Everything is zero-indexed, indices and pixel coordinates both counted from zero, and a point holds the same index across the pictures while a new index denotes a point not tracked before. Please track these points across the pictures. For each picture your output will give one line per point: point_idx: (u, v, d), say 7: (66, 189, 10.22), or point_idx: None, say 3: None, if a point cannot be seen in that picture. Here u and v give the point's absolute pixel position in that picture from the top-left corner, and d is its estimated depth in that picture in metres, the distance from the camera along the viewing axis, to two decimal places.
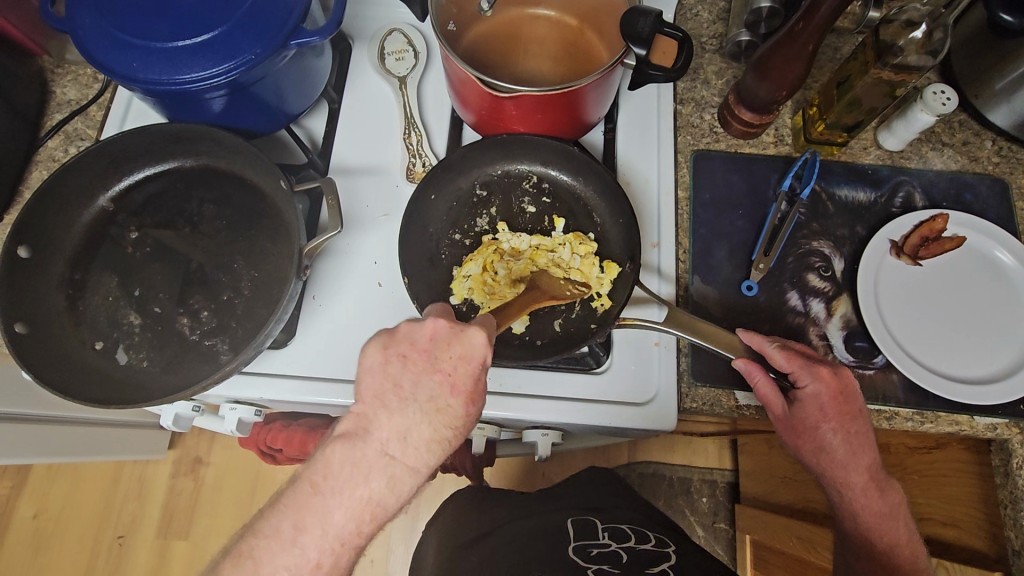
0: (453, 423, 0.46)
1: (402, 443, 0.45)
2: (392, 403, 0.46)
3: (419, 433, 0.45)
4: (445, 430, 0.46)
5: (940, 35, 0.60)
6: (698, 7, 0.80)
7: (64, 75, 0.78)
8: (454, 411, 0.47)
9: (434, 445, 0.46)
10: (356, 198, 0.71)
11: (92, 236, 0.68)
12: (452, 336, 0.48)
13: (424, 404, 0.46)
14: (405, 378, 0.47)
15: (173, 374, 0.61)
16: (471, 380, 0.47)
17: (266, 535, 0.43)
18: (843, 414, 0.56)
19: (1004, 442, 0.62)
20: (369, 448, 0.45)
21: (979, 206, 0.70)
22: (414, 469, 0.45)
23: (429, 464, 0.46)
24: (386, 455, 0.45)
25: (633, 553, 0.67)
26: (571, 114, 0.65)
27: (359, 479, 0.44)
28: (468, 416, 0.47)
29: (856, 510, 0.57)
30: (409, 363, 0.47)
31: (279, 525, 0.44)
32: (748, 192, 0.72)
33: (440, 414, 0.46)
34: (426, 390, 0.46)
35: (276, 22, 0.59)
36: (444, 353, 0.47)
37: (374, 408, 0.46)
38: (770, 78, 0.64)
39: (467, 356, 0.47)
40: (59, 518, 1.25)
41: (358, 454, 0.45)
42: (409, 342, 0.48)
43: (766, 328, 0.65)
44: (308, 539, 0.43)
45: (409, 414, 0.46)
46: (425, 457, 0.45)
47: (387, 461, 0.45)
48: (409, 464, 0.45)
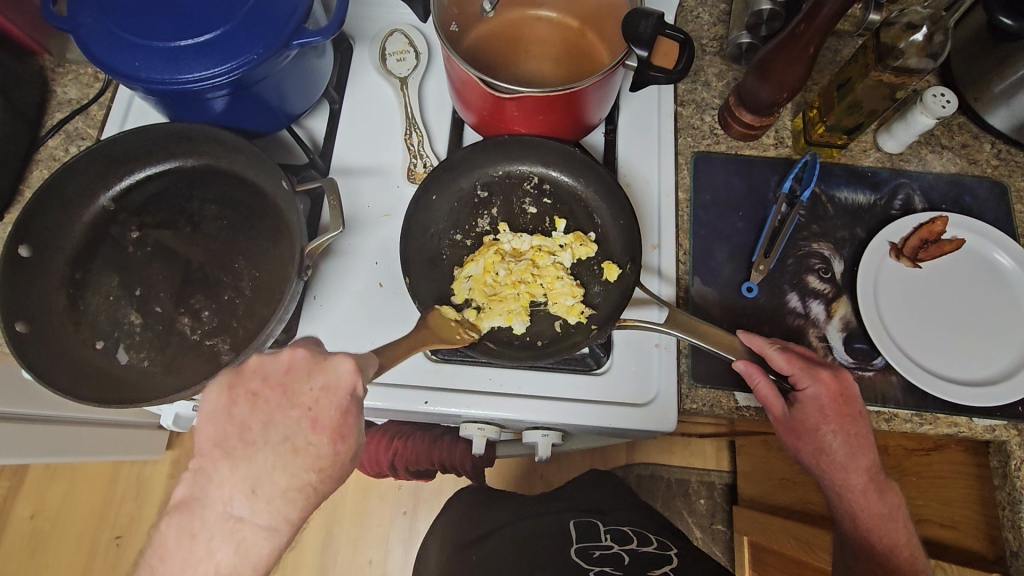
0: (314, 463, 0.45)
1: (249, 498, 0.42)
2: (237, 452, 0.43)
3: (271, 483, 0.43)
4: (303, 472, 0.44)
5: (941, 38, 0.60)
6: (699, 10, 0.81)
7: (65, 75, 0.78)
8: (318, 449, 0.45)
9: (292, 494, 0.43)
10: (357, 199, 0.71)
11: (92, 236, 0.68)
12: (313, 368, 0.47)
13: (279, 444, 0.44)
14: (255, 420, 0.45)
15: (174, 374, 0.61)
16: (333, 413, 0.46)
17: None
18: (843, 416, 0.56)
19: (1003, 444, 0.62)
20: (210, 511, 0.42)
21: (978, 209, 0.71)
22: (270, 527, 0.42)
23: (287, 518, 0.43)
24: (231, 516, 0.42)
25: (634, 555, 0.67)
26: (573, 115, 0.65)
27: (200, 554, 0.41)
28: (334, 454, 0.46)
29: (856, 512, 0.57)
30: (259, 403, 0.45)
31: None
32: (748, 194, 0.72)
33: (298, 454, 0.44)
34: (280, 428, 0.45)
35: (279, 23, 0.59)
36: (302, 387, 0.46)
37: (215, 459, 0.43)
38: (771, 81, 0.64)
39: (330, 388, 0.46)
40: (56, 518, 1.25)
41: (197, 523, 0.42)
42: (260, 380, 0.46)
43: (767, 330, 0.65)
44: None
45: (260, 458, 0.44)
46: (282, 509, 0.43)
47: (233, 523, 0.42)
48: (262, 522, 0.42)
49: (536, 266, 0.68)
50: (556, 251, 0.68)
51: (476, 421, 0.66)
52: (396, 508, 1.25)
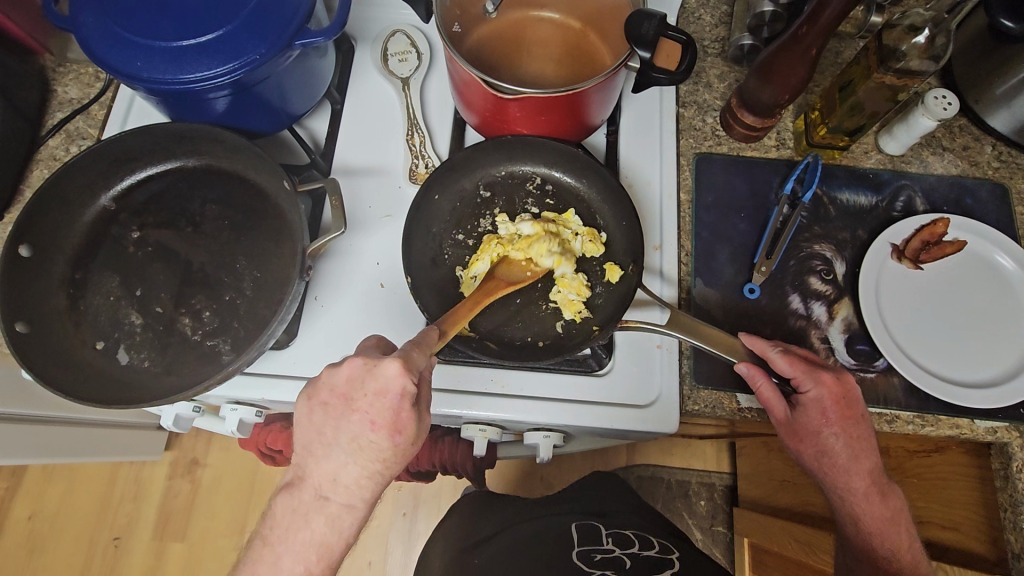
0: (378, 455, 0.48)
1: (332, 484, 0.48)
2: (317, 450, 0.49)
3: (347, 473, 0.48)
4: (372, 463, 0.48)
5: (942, 41, 0.60)
6: (701, 11, 0.81)
7: (66, 74, 0.78)
8: (377, 445, 0.48)
9: (363, 482, 0.49)
10: (359, 199, 0.71)
11: (93, 236, 0.67)
12: (366, 375, 0.48)
13: (346, 443, 0.48)
14: (327, 425, 0.49)
15: (175, 375, 0.61)
16: (388, 413, 0.48)
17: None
18: (845, 419, 0.56)
19: (1004, 445, 0.62)
20: (305, 492, 0.49)
21: (979, 211, 0.71)
22: (349, 505, 0.49)
23: (363, 498, 0.49)
24: (320, 497, 0.48)
25: (636, 558, 0.66)
26: (576, 116, 0.65)
27: (302, 521, 0.48)
28: (394, 445, 0.48)
29: (858, 515, 0.57)
30: (330, 410, 0.49)
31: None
32: (751, 195, 0.72)
33: (362, 450, 0.48)
34: (347, 430, 0.48)
35: (281, 22, 0.59)
36: (359, 393, 0.48)
37: (302, 457, 0.50)
38: (773, 83, 0.64)
39: (382, 391, 0.47)
40: (53, 519, 1.24)
41: (297, 500, 0.49)
42: (328, 389, 0.49)
43: (769, 331, 0.65)
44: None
45: (335, 456, 0.48)
46: (357, 492, 0.49)
47: (322, 502, 0.48)
48: (343, 501, 0.48)
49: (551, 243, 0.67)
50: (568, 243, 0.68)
51: (478, 422, 0.66)
52: (396, 509, 1.25)
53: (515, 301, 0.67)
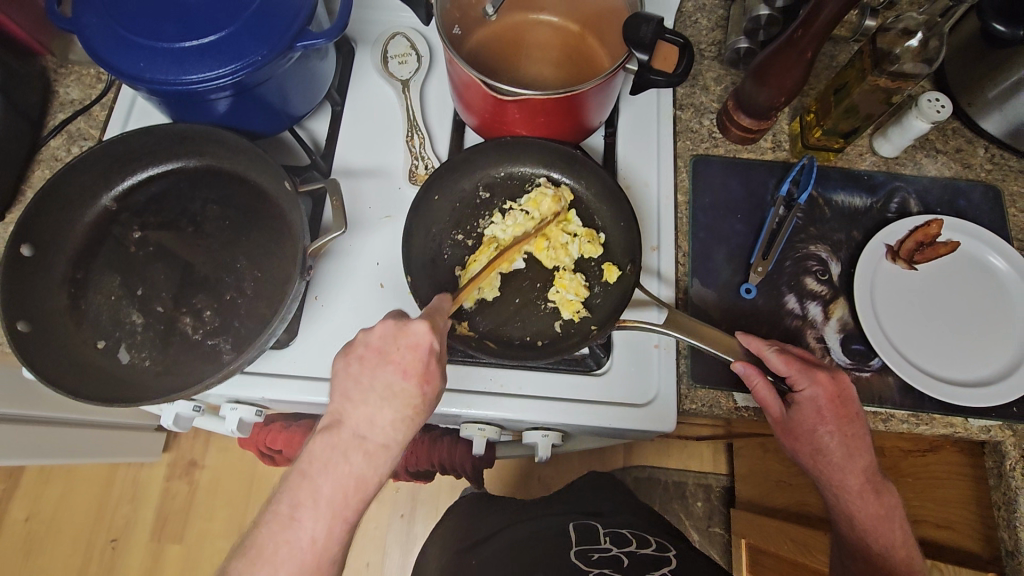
0: (409, 402, 0.50)
1: (369, 426, 0.49)
2: (354, 395, 0.50)
3: (383, 417, 0.49)
4: (403, 409, 0.50)
5: (936, 44, 0.61)
6: (698, 15, 0.81)
7: (67, 75, 0.78)
8: (409, 393, 0.50)
9: (398, 424, 0.50)
10: (359, 199, 0.72)
11: (95, 236, 0.68)
12: (397, 332, 0.51)
13: (381, 391, 0.49)
14: (363, 374, 0.50)
15: (175, 374, 0.61)
16: (418, 364, 0.50)
17: (267, 522, 0.47)
18: (840, 418, 0.56)
19: (998, 444, 0.63)
20: (344, 432, 0.49)
21: (972, 213, 0.72)
22: (386, 445, 0.49)
23: (398, 440, 0.50)
24: (357, 437, 0.49)
25: (633, 557, 0.67)
26: (574, 118, 0.66)
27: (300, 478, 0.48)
28: (422, 394, 0.50)
29: (853, 513, 0.58)
30: (365, 362, 0.51)
31: (277, 507, 0.48)
32: (747, 197, 0.72)
33: (397, 397, 0.49)
34: (382, 378, 0.50)
35: (283, 24, 0.59)
36: (393, 347, 0.51)
37: (341, 405, 0.50)
38: (769, 85, 0.65)
39: (414, 346, 0.50)
40: (51, 520, 1.24)
41: (336, 439, 0.49)
42: (364, 345, 0.51)
43: (765, 331, 0.66)
44: (305, 514, 0.47)
45: (371, 402, 0.49)
46: (393, 434, 0.49)
47: (359, 442, 0.49)
48: (379, 441, 0.49)
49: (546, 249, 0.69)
50: (567, 242, 0.69)
51: (477, 421, 0.66)
52: (393, 511, 1.25)
53: (514, 301, 0.68)
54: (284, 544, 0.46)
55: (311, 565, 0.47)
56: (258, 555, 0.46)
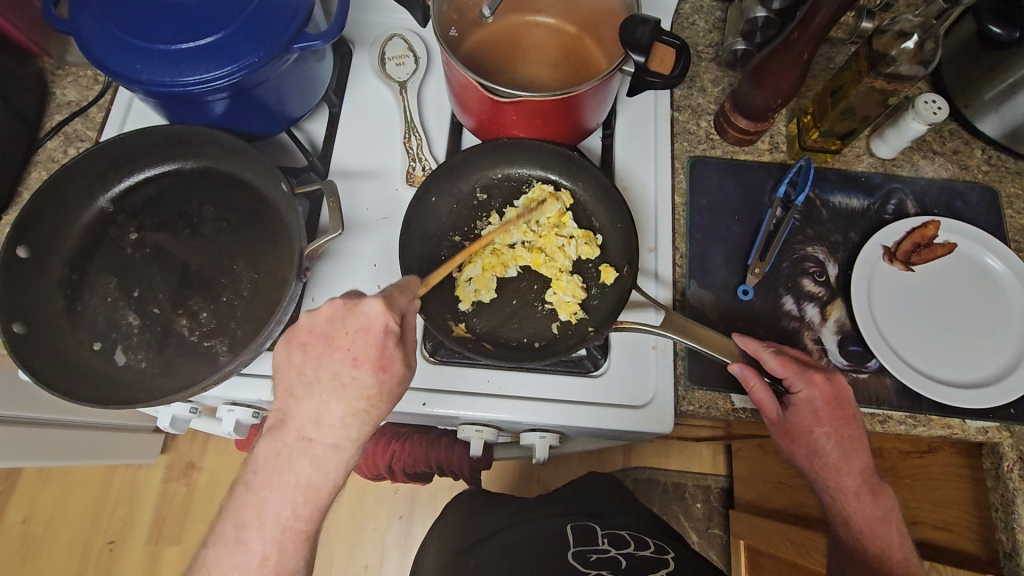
0: (362, 392, 0.48)
1: (316, 425, 0.47)
2: (300, 389, 0.48)
3: (331, 412, 0.47)
4: (356, 401, 0.48)
5: (931, 46, 0.61)
6: (695, 16, 0.82)
7: (65, 77, 0.78)
8: (361, 381, 0.48)
9: (348, 420, 0.48)
10: (356, 201, 0.72)
11: (92, 237, 0.68)
12: (346, 314, 0.49)
13: (331, 382, 0.48)
14: (307, 364, 0.48)
15: (171, 376, 0.61)
16: (371, 350, 0.48)
17: (215, 544, 0.47)
18: (836, 419, 0.56)
19: (995, 445, 0.63)
20: (288, 435, 0.47)
21: (969, 214, 0.72)
22: (334, 445, 0.47)
23: (349, 438, 0.48)
24: (303, 438, 0.47)
25: (632, 559, 0.67)
26: (571, 119, 0.66)
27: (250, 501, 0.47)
28: (379, 383, 0.48)
29: (850, 514, 0.58)
30: (310, 350, 0.49)
31: (223, 529, 0.47)
32: (744, 199, 0.72)
33: (346, 388, 0.48)
34: (330, 368, 0.48)
35: (280, 26, 0.59)
36: (340, 332, 0.48)
37: (285, 401, 0.48)
38: (766, 87, 0.65)
39: (364, 329, 0.48)
40: (49, 522, 1.24)
41: (279, 444, 0.47)
42: (308, 330, 0.49)
43: (762, 333, 0.66)
44: (251, 534, 0.46)
45: (318, 396, 0.48)
46: (343, 431, 0.48)
47: (307, 444, 0.47)
48: (328, 441, 0.47)
49: (545, 248, 0.69)
50: (564, 244, 0.69)
51: (474, 423, 0.66)
52: (392, 513, 1.25)
53: (511, 302, 0.68)
54: (234, 568, 0.45)
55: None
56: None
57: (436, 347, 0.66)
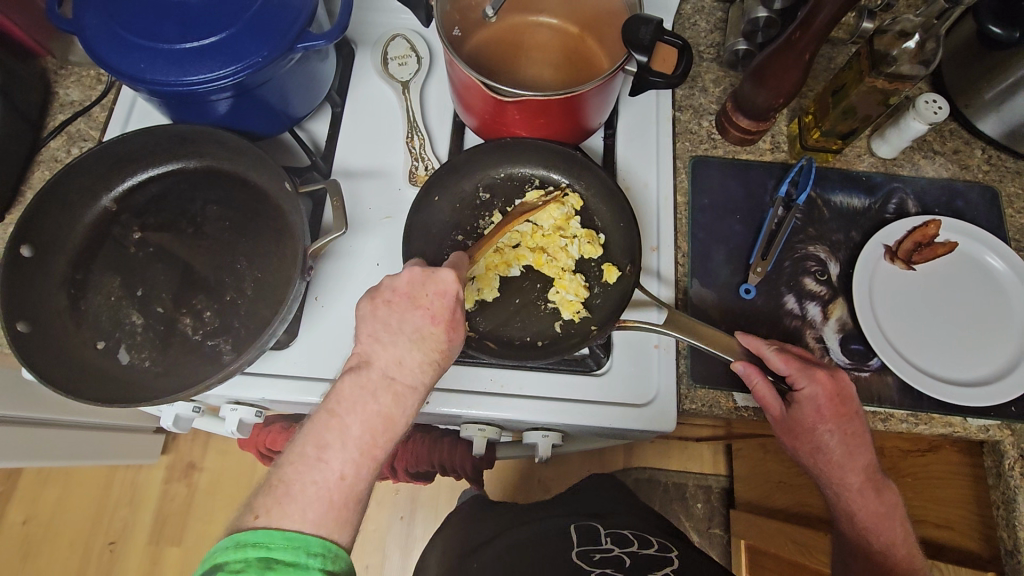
0: (437, 347, 0.52)
1: (399, 366, 0.50)
2: (383, 337, 0.51)
3: (412, 358, 0.50)
4: (432, 352, 0.51)
5: (933, 46, 0.61)
6: (696, 17, 0.82)
7: (67, 77, 0.78)
8: (437, 337, 0.52)
9: (426, 367, 0.51)
10: (359, 201, 0.72)
11: (96, 236, 0.68)
12: (425, 279, 0.52)
13: (411, 334, 0.51)
14: (392, 317, 0.52)
15: (175, 375, 0.61)
16: (447, 311, 0.52)
17: (290, 462, 0.45)
18: (840, 416, 0.57)
19: (996, 443, 0.63)
20: (374, 372, 0.49)
21: (970, 213, 0.72)
22: (413, 386, 0.50)
23: (425, 383, 0.51)
24: (386, 377, 0.49)
25: (635, 557, 0.67)
26: (574, 119, 0.66)
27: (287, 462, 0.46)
28: (450, 340, 0.52)
29: (854, 511, 0.58)
30: (394, 306, 0.52)
31: (302, 449, 0.45)
32: (746, 197, 0.73)
33: (425, 340, 0.51)
34: (411, 322, 0.52)
35: (284, 26, 0.60)
36: (420, 293, 0.52)
37: (368, 346, 0.51)
38: (768, 86, 0.65)
39: (441, 294, 0.52)
40: (49, 523, 1.24)
41: (364, 379, 0.49)
42: (391, 290, 0.53)
43: (764, 332, 0.66)
44: (333, 453, 0.45)
45: (400, 345, 0.51)
46: (420, 375, 0.50)
47: (390, 382, 0.49)
48: (407, 381, 0.50)
49: (547, 248, 0.70)
50: (568, 244, 0.69)
51: (477, 422, 0.66)
52: (393, 513, 1.25)
53: (514, 301, 0.68)
54: (312, 483, 0.43)
55: (338, 505, 0.44)
56: (285, 493, 0.43)
57: None
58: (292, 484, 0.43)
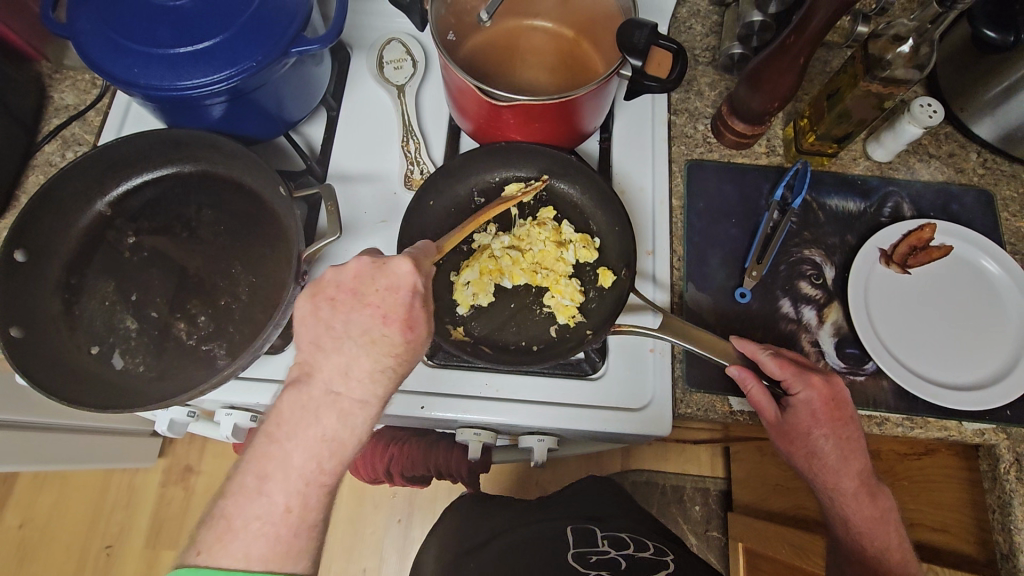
0: (390, 350, 0.48)
1: (345, 377, 0.47)
2: (327, 344, 0.48)
3: (359, 366, 0.48)
4: (385, 357, 0.48)
5: (926, 50, 0.60)
6: (692, 20, 0.82)
7: (62, 81, 0.78)
8: (390, 339, 0.49)
9: (377, 376, 0.48)
10: (354, 205, 0.72)
11: (90, 240, 0.68)
12: (376, 272, 0.49)
13: (359, 338, 0.48)
14: (336, 319, 0.49)
15: (170, 380, 0.61)
16: (400, 309, 0.49)
17: (233, 494, 0.45)
18: (835, 421, 0.57)
19: (992, 447, 0.63)
20: (315, 388, 0.47)
21: (966, 217, 0.72)
22: (362, 401, 0.47)
23: (377, 395, 0.48)
24: (331, 392, 0.47)
25: (632, 560, 0.67)
26: (569, 123, 0.66)
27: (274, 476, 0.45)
28: (406, 342, 0.49)
29: (848, 516, 0.58)
30: (338, 305, 0.49)
31: (242, 480, 0.45)
32: (741, 201, 0.73)
33: (375, 344, 0.48)
34: (359, 324, 0.49)
35: (278, 30, 0.60)
36: (370, 289, 0.49)
37: (313, 353, 0.48)
38: (763, 90, 0.65)
39: (394, 288, 0.49)
40: (45, 527, 1.23)
41: (306, 398, 0.47)
42: (335, 287, 0.50)
43: (760, 336, 0.66)
44: (274, 485, 0.44)
45: (348, 350, 0.48)
46: (370, 387, 0.48)
47: (334, 397, 0.47)
48: (355, 396, 0.47)
49: (543, 254, 0.69)
50: (563, 249, 0.69)
51: (472, 426, 0.65)
52: (391, 516, 1.25)
53: (509, 305, 0.68)
54: (255, 519, 0.43)
55: (286, 538, 0.44)
56: (228, 528, 0.43)
57: (434, 351, 0.66)
58: (233, 520, 0.43)
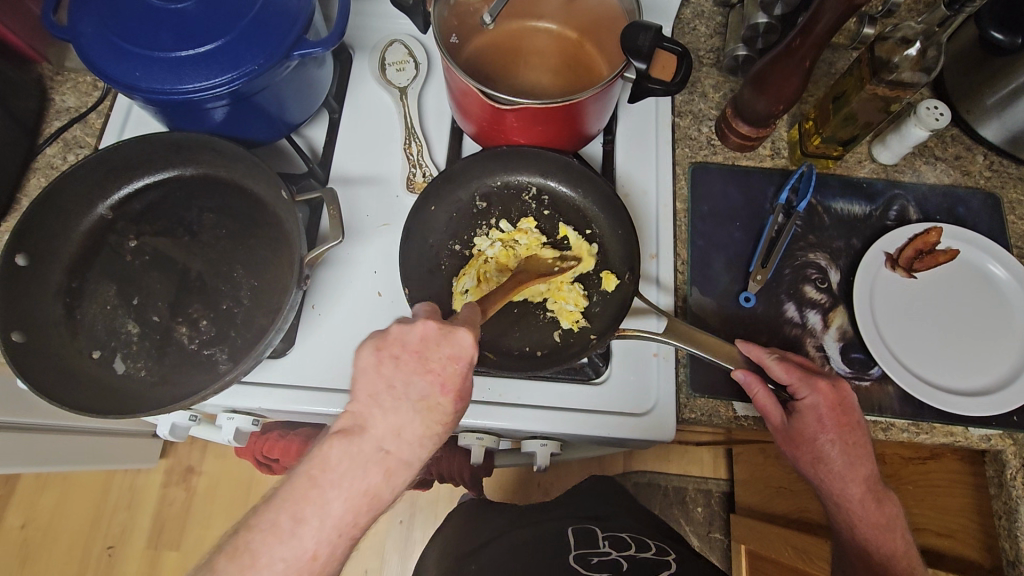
0: (441, 418, 0.48)
1: (392, 437, 0.47)
2: (385, 403, 0.47)
3: (411, 430, 0.47)
4: (434, 425, 0.48)
5: (934, 53, 0.60)
6: (696, 21, 0.81)
7: (63, 83, 0.78)
8: (443, 408, 0.48)
9: (425, 441, 0.48)
10: (356, 208, 0.72)
11: (91, 245, 0.67)
12: (441, 338, 0.49)
13: (416, 402, 0.48)
14: (398, 379, 0.48)
15: (171, 385, 0.61)
16: (457, 379, 0.49)
17: (261, 530, 0.44)
18: (841, 426, 0.56)
19: (998, 453, 0.63)
20: (365, 442, 0.46)
21: (972, 220, 0.72)
22: (407, 463, 0.47)
23: (420, 458, 0.48)
24: (381, 450, 0.46)
25: (633, 561, 0.66)
26: (571, 125, 0.65)
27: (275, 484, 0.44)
28: (454, 412, 0.49)
29: (855, 523, 0.57)
30: (401, 364, 0.49)
31: (275, 518, 0.44)
32: (746, 204, 0.72)
33: (432, 412, 0.48)
34: (417, 389, 0.48)
35: (280, 33, 0.59)
36: (434, 354, 0.49)
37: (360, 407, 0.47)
38: (768, 94, 0.65)
39: (455, 357, 0.49)
40: (47, 528, 1.24)
41: (355, 450, 0.46)
42: (401, 344, 0.49)
43: (765, 340, 0.66)
44: (307, 530, 0.44)
45: (403, 413, 0.47)
46: (417, 451, 0.48)
47: (382, 455, 0.46)
48: (403, 457, 0.47)
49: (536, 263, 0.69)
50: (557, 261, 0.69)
51: (475, 431, 0.66)
52: (392, 516, 1.25)
53: (512, 311, 0.67)
54: (280, 560, 0.43)
55: None
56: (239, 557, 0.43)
57: None
58: (257, 560, 0.43)
